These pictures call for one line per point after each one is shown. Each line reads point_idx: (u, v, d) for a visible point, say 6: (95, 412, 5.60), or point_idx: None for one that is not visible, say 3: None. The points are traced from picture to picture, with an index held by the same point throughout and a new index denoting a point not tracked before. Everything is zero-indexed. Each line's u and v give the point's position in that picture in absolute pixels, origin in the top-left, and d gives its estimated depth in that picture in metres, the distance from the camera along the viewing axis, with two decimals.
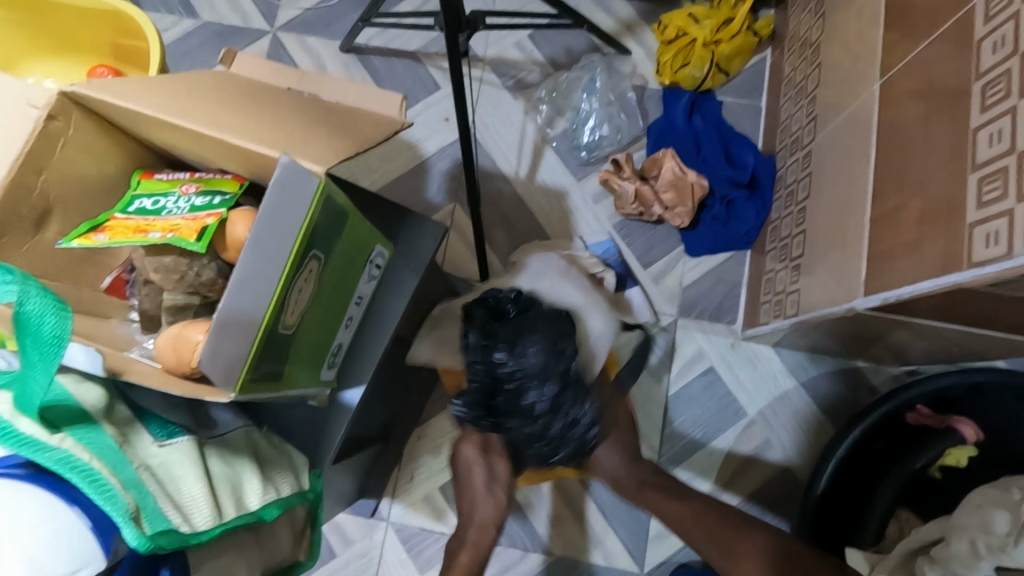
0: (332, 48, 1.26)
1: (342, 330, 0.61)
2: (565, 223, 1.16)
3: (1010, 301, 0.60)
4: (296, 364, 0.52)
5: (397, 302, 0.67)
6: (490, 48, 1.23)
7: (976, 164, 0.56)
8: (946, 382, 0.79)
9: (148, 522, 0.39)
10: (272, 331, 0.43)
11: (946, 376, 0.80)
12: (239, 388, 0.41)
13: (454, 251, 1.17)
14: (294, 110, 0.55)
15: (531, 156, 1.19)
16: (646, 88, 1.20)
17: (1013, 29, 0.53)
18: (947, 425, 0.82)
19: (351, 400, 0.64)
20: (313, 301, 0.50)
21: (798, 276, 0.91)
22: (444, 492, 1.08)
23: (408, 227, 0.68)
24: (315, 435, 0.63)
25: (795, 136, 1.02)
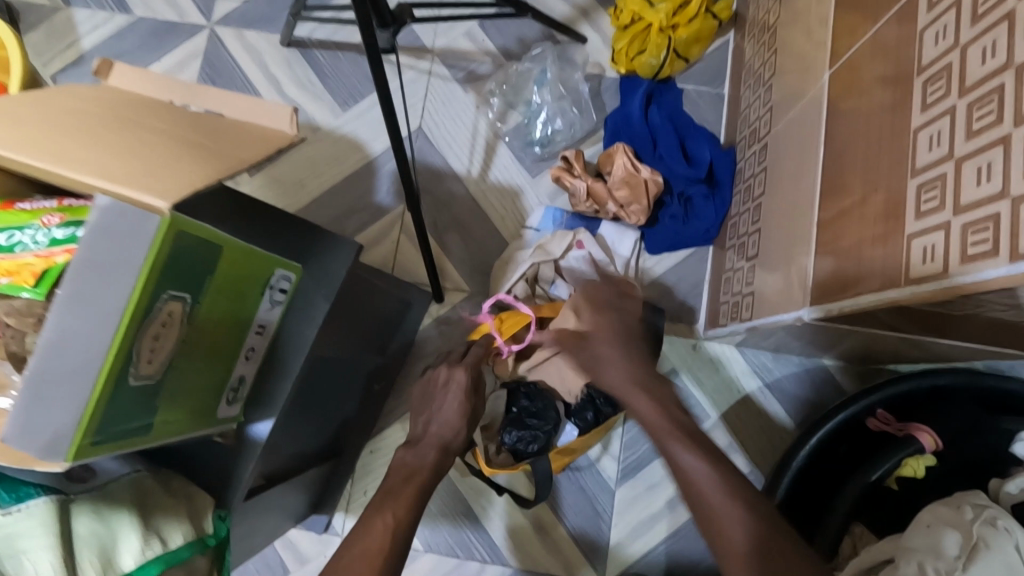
0: (272, 42, 1.19)
1: (242, 362, 0.57)
2: (520, 223, 1.11)
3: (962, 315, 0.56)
4: (174, 408, 0.48)
5: (309, 326, 0.62)
6: (439, 38, 1.17)
7: (916, 168, 0.52)
8: (905, 386, 0.78)
9: None
10: (120, 387, 0.39)
11: (907, 379, 0.78)
12: (73, 454, 0.37)
13: (406, 255, 1.12)
14: (164, 129, 0.50)
15: (483, 152, 1.14)
16: (602, 78, 1.14)
17: (954, 19, 0.49)
18: (907, 434, 0.78)
19: (260, 434, 0.60)
20: (181, 343, 0.46)
21: (753, 277, 0.87)
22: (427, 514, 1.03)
23: (319, 247, 0.63)
24: (223, 473, 0.59)
25: (753, 128, 0.97)
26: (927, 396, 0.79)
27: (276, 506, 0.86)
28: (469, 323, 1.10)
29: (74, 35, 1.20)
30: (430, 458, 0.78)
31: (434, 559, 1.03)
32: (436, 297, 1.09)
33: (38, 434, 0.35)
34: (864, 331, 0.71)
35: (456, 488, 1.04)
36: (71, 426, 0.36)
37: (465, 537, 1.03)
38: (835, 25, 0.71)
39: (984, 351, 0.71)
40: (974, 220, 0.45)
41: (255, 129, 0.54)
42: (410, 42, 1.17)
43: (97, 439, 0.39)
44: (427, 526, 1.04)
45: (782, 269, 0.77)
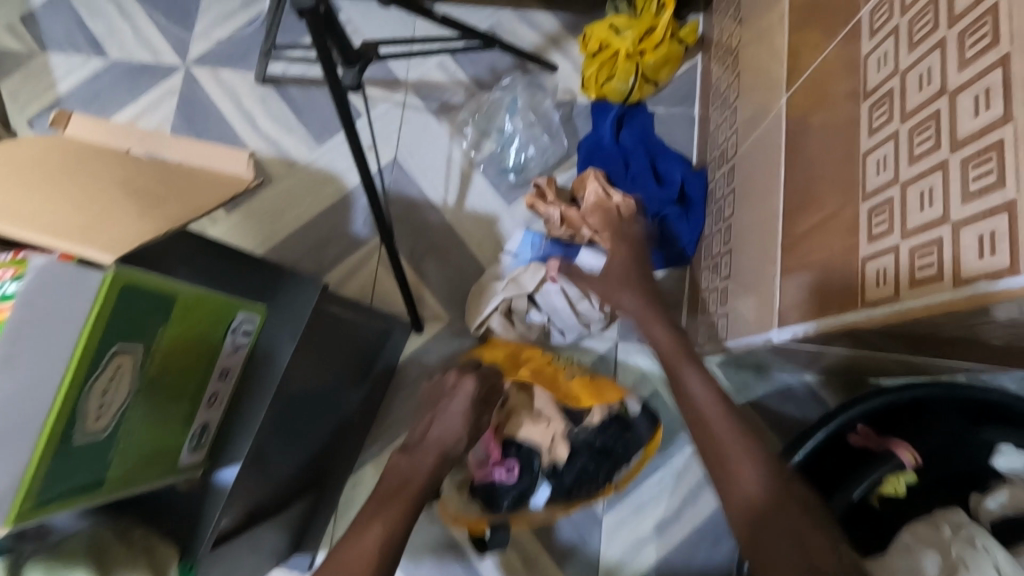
0: (247, 80, 1.21)
1: (204, 409, 0.56)
2: (497, 250, 1.12)
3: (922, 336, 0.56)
4: (128, 461, 0.48)
5: (274, 368, 0.61)
6: (412, 70, 1.18)
7: (867, 192, 0.53)
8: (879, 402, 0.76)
9: None
10: (65, 445, 0.39)
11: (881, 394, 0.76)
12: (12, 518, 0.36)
13: (384, 286, 1.12)
14: (119, 176, 0.50)
15: (459, 181, 1.14)
16: (574, 104, 1.16)
17: (893, 47, 0.52)
18: (886, 449, 0.77)
19: (227, 480, 0.59)
20: (135, 395, 0.45)
21: (726, 298, 0.88)
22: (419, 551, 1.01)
23: (284, 286, 0.63)
24: (189, 521, 0.57)
25: (721, 149, 0.99)
26: (908, 410, 0.77)
27: (255, 548, 0.84)
28: (450, 352, 1.09)
29: (50, 79, 1.22)
30: (428, 465, 0.69)
31: None
32: (415, 326, 1.08)
33: None
34: (836, 350, 0.71)
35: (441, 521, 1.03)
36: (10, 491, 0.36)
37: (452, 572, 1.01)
38: (790, 50, 0.73)
39: (957, 365, 0.71)
40: (920, 245, 0.46)
41: (212, 174, 0.54)
42: (383, 75, 1.18)
43: (42, 498, 0.38)
44: (411, 561, 1.02)
45: (753, 289, 0.78)
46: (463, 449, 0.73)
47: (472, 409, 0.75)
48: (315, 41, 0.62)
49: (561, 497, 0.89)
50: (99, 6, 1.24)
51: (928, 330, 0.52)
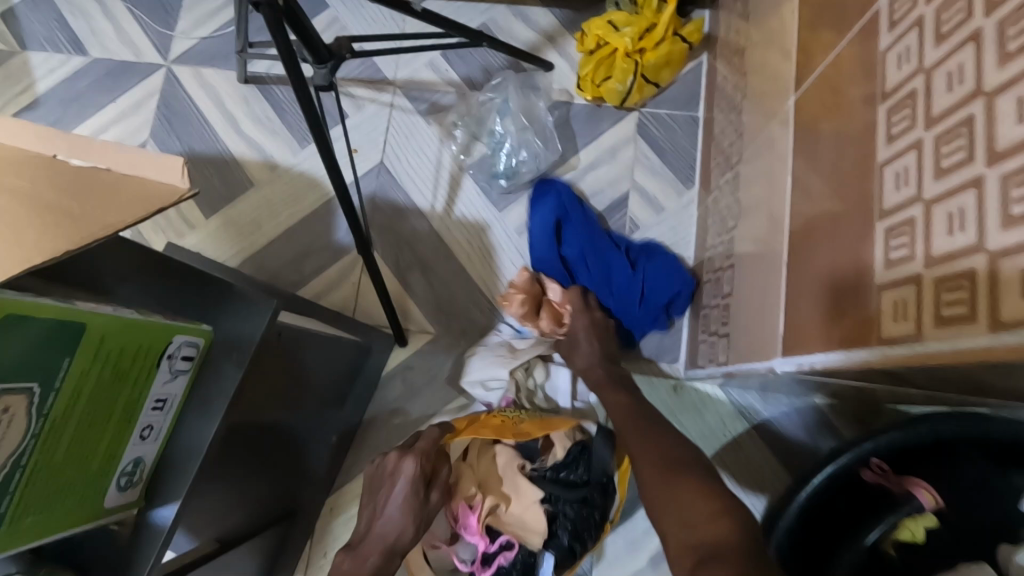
0: (229, 80, 1.16)
1: (136, 443, 0.50)
2: (487, 261, 1.06)
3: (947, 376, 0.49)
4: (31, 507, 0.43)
5: (218, 397, 0.55)
6: (401, 69, 1.13)
7: (885, 209, 0.48)
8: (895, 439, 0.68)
9: None
10: None
11: (890, 432, 0.68)
12: None
13: (367, 297, 1.06)
14: (27, 189, 0.44)
15: (447, 186, 1.08)
16: (570, 105, 1.09)
17: (916, 41, 0.46)
18: (906, 490, 0.70)
19: (164, 520, 0.53)
20: (35, 435, 0.41)
21: (728, 317, 0.81)
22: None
23: (232, 305, 0.57)
24: (120, 566, 0.52)
25: (726, 154, 0.92)
26: (931, 449, 0.69)
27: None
28: (435, 367, 1.03)
29: (29, 78, 1.18)
30: (372, 562, 0.69)
31: None
32: (399, 341, 1.03)
33: None
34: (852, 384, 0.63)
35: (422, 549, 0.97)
36: None
37: None
38: (798, 48, 0.66)
39: (986, 401, 0.63)
40: None
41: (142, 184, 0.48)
42: (370, 74, 1.13)
43: None
44: None
45: (755, 312, 0.71)
46: (409, 538, 0.72)
47: (411, 495, 0.73)
48: (276, 45, 0.54)
49: (568, 561, 0.82)
50: (80, 2, 1.20)
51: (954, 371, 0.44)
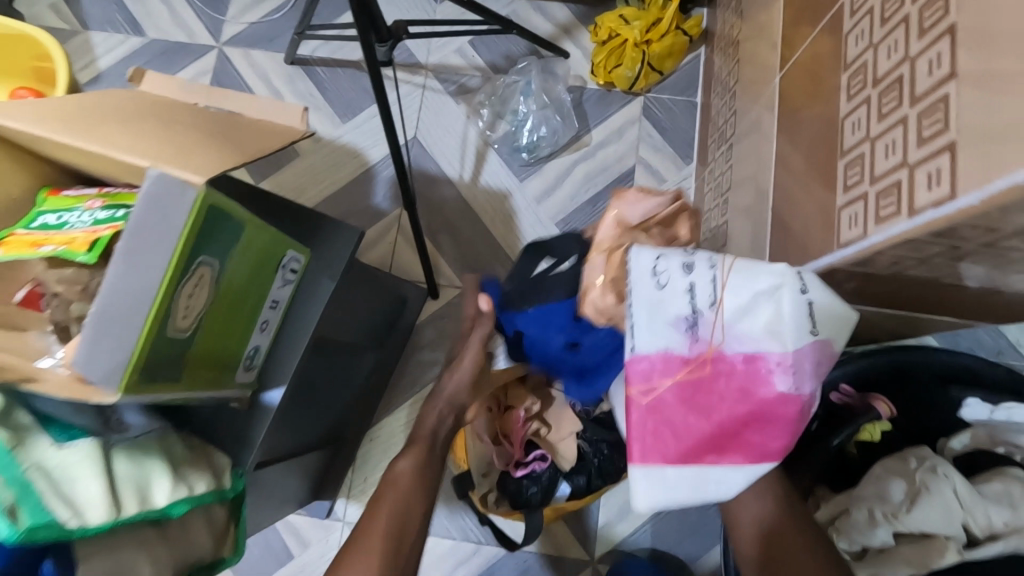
0: (276, 61, 1.28)
1: (257, 333, 0.63)
2: (509, 224, 1.19)
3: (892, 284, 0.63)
4: (199, 367, 0.55)
5: (314, 303, 0.68)
6: (433, 54, 1.26)
7: (843, 150, 0.62)
8: (859, 364, 0.83)
9: (28, 514, 0.42)
10: (160, 334, 0.46)
11: (857, 360, 0.84)
12: (123, 388, 0.44)
13: (402, 255, 1.19)
14: (191, 124, 0.57)
15: (474, 159, 1.22)
16: (584, 89, 1.23)
17: (869, 23, 0.59)
18: (866, 404, 0.83)
19: (273, 400, 0.66)
20: (211, 306, 0.53)
21: (723, 265, 0.96)
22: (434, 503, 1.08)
23: (325, 232, 0.70)
24: (239, 435, 0.65)
25: (722, 131, 1.07)
26: (888, 372, 0.84)
27: (284, 487, 0.91)
28: (463, 317, 1.17)
29: (91, 55, 1.29)
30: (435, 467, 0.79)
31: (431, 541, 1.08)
32: (431, 293, 1.16)
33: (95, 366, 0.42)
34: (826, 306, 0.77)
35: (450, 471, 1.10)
36: (121, 364, 0.44)
37: (460, 519, 1.08)
38: (784, 35, 0.81)
39: (929, 322, 0.78)
40: (885, 190, 0.53)
41: (270, 126, 0.61)
42: (405, 58, 1.26)
43: (142, 374, 0.46)
44: None
45: (745, 256, 0.85)
46: None
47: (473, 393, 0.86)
48: (358, 24, 0.71)
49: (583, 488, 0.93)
50: None
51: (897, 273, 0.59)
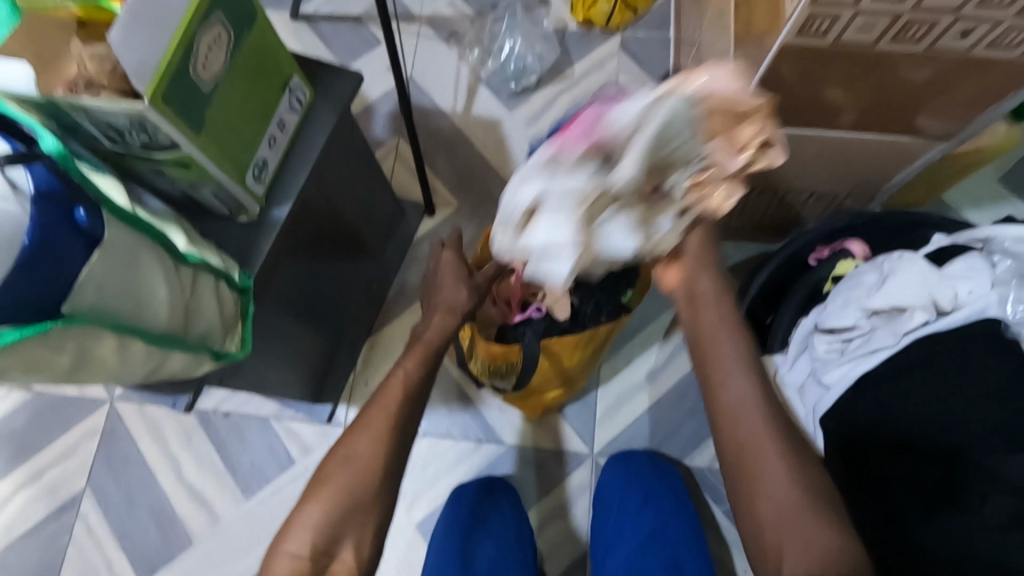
0: (282, 19, 1.40)
1: (265, 145, 0.68)
2: (500, 147, 1.27)
3: (837, 69, 0.72)
4: (216, 143, 0.61)
5: (319, 132, 0.75)
6: (426, 6, 1.38)
7: None
8: (836, 223, 0.89)
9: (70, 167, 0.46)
10: (183, 67, 0.52)
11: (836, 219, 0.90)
12: (151, 93, 0.50)
13: (400, 179, 1.26)
14: None
15: (466, 92, 1.31)
16: (566, 29, 1.34)
17: None
18: (841, 248, 0.88)
19: (280, 215, 0.71)
20: (227, 81, 0.60)
21: None
22: (436, 401, 1.11)
23: (329, 75, 0.77)
24: (248, 245, 0.70)
25: (692, 43, 1.17)
26: (861, 224, 0.90)
27: (290, 360, 0.94)
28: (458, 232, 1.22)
29: None
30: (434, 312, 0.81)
31: (433, 441, 1.09)
32: (428, 211, 1.22)
33: (131, 55, 0.48)
34: (802, 149, 0.87)
35: (447, 372, 1.13)
36: (151, 68, 0.50)
37: (461, 418, 1.10)
38: None
39: (884, 147, 0.86)
40: None
41: None
42: (401, 11, 1.38)
43: (166, 95, 0.51)
44: (424, 414, 1.11)
45: None
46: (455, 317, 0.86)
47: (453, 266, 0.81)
48: None
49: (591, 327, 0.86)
50: None
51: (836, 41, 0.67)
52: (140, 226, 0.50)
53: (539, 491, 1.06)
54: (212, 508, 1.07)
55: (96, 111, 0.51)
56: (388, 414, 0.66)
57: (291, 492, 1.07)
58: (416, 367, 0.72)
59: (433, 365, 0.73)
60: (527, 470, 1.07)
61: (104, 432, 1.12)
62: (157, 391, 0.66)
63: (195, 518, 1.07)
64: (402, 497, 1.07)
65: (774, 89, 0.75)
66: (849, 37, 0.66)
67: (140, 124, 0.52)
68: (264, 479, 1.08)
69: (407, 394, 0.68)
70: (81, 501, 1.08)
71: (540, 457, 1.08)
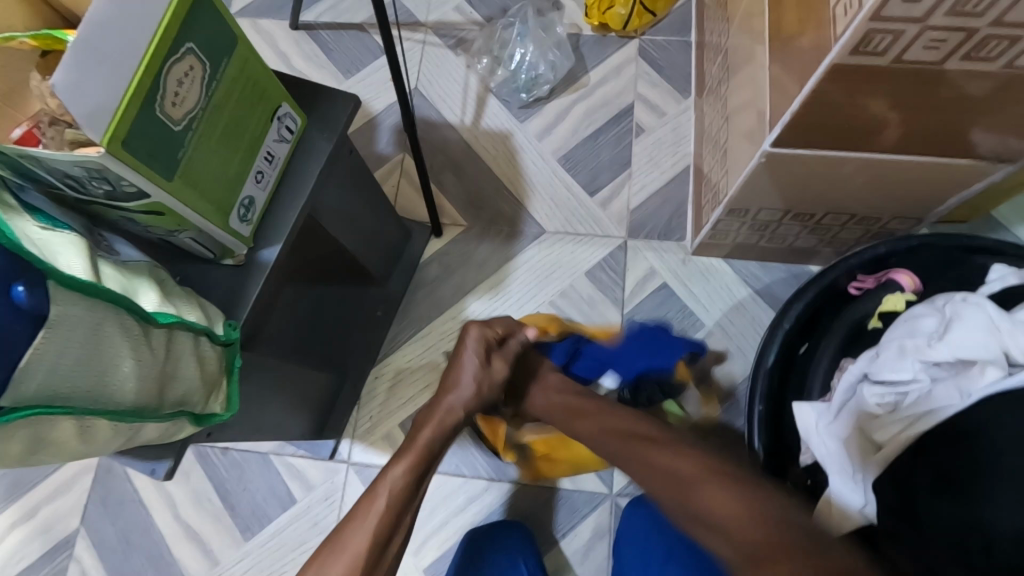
0: (282, 27, 1.33)
1: (252, 182, 0.62)
2: (511, 162, 1.20)
3: (889, 89, 0.64)
4: (194, 185, 0.54)
5: (312, 163, 0.68)
6: (432, 13, 1.31)
7: None
8: (881, 248, 0.80)
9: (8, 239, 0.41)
10: (148, 107, 0.46)
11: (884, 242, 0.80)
12: (108, 140, 0.44)
13: (406, 197, 1.20)
14: None
15: (474, 104, 1.24)
16: (580, 35, 1.26)
17: None
18: (886, 280, 0.81)
19: (269, 257, 0.65)
20: (205, 118, 0.53)
21: (727, 166, 0.95)
22: None
23: (323, 100, 0.71)
24: (235, 290, 0.64)
25: (716, 50, 1.08)
26: (906, 252, 0.81)
27: (288, 400, 0.88)
28: (467, 253, 1.15)
29: None
30: None
31: (441, 479, 1.03)
32: (435, 231, 1.16)
33: (83, 100, 0.42)
34: (842, 170, 0.79)
35: None
36: (108, 111, 0.44)
37: (471, 455, 1.04)
38: None
39: (938, 169, 0.77)
40: None
41: None
42: (406, 18, 1.31)
43: (128, 141, 0.45)
44: None
45: (747, 137, 0.84)
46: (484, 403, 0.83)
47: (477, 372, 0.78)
48: None
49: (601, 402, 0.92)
50: None
51: (894, 59, 0.59)
52: (101, 293, 0.45)
53: (555, 534, 1.00)
54: (210, 549, 1.02)
55: (53, 161, 0.45)
56: (371, 536, 0.58)
57: (292, 533, 1.02)
58: (407, 470, 0.65)
59: (426, 467, 0.68)
60: (541, 510, 1.01)
61: (99, 467, 1.07)
62: (136, 455, 0.60)
63: (193, 560, 1.02)
64: (409, 540, 1.01)
65: (816, 111, 0.67)
66: (910, 56, 0.58)
67: (99, 173, 0.46)
68: (264, 518, 1.03)
69: (394, 501, 0.61)
70: (76, 540, 1.04)
71: (556, 497, 1.01)
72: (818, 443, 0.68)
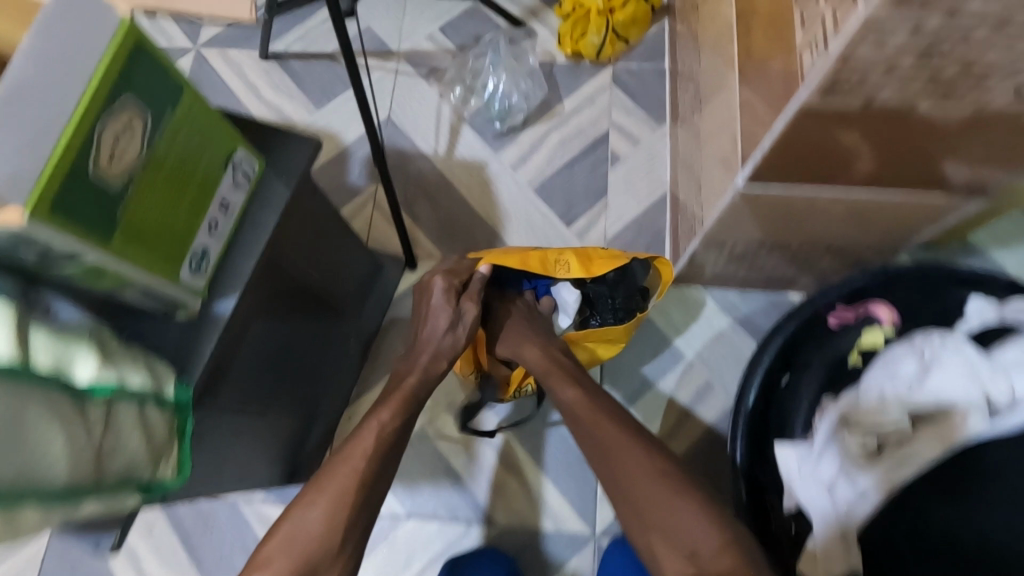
0: (251, 57, 1.31)
1: (205, 233, 0.59)
2: (486, 192, 1.18)
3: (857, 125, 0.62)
4: (138, 242, 0.51)
5: (270, 209, 0.66)
6: (404, 41, 1.29)
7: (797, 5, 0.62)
8: (858, 279, 0.77)
9: None
10: (79, 167, 0.43)
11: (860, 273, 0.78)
12: (33, 206, 0.41)
13: (379, 230, 1.17)
14: None
15: (448, 133, 1.22)
16: (553, 63, 1.25)
17: None
18: (865, 312, 0.80)
19: (223, 310, 0.62)
20: (148, 172, 0.50)
21: (701, 199, 0.94)
22: (421, 478, 1.01)
23: (280, 143, 0.68)
24: (188, 348, 0.60)
25: (688, 80, 1.08)
26: (884, 282, 0.79)
27: (254, 451, 0.84)
28: None
29: None
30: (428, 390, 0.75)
31: (418, 524, 0.99)
32: (409, 264, 1.13)
33: (4, 165, 0.39)
34: (816, 203, 0.78)
35: (434, 445, 1.03)
36: (32, 176, 0.41)
37: (448, 497, 1.01)
38: None
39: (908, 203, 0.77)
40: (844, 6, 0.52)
41: None
42: (378, 47, 1.29)
43: (57, 204, 0.42)
44: (408, 493, 1.01)
45: (720, 170, 0.83)
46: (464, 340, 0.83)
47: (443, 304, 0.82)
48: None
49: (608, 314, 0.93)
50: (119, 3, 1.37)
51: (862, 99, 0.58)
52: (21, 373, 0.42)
53: None
54: None
55: None
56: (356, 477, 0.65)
57: None
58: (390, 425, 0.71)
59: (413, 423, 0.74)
60: (522, 554, 0.97)
61: None
62: None
63: None
64: None
65: (787, 147, 0.66)
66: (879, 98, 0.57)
67: (24, 239, 0.43)
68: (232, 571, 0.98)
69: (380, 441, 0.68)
70: None
71: (537, 540, 0.98)
72: (802, 486, 0.73)
